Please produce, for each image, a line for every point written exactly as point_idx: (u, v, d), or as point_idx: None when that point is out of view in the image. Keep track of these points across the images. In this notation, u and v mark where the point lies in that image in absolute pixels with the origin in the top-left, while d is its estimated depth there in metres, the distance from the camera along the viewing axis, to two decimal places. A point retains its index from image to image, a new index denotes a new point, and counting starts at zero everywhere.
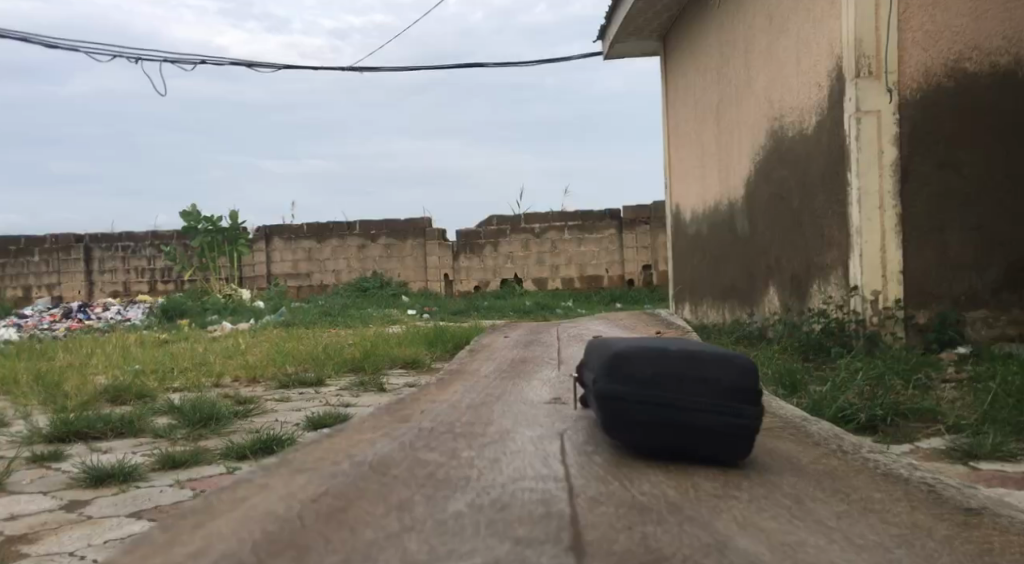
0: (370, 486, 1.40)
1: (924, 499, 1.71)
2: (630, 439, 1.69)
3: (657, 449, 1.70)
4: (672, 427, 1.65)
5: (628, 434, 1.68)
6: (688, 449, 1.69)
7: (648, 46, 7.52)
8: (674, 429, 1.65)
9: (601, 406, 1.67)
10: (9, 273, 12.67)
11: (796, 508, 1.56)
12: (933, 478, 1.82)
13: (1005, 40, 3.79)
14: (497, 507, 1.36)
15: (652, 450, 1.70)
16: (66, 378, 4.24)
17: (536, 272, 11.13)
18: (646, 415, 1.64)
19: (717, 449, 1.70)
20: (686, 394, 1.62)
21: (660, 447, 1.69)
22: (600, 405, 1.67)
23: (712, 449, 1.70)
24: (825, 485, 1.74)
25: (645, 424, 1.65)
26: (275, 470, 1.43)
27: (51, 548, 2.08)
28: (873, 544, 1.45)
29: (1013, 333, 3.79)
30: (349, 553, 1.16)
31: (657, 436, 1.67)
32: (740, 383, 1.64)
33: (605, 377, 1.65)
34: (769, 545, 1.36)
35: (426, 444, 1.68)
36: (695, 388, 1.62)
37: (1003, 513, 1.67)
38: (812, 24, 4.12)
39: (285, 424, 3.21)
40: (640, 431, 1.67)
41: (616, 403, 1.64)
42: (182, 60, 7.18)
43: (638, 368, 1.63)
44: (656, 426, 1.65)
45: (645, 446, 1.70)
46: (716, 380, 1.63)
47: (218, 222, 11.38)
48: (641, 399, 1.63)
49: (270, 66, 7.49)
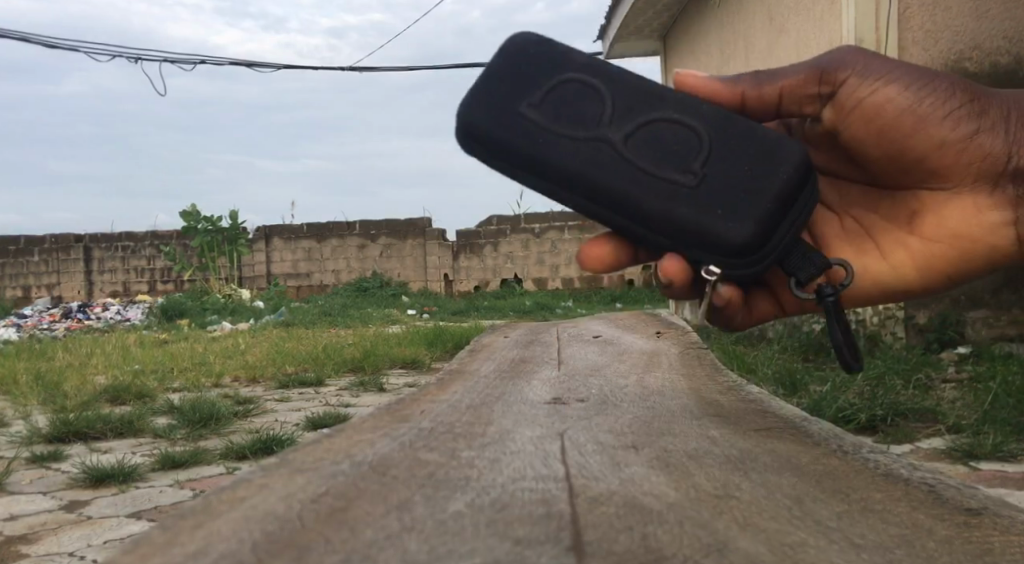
0: (370, 485, 1.31)
1: (923, 498, 1.42)
2: (758, 165, 1.23)
3: (692, 131, 1.24)
4: (668, 174, 1.21)
5: (725, 183, 1.21)
6: (645, 108, 1.25)
7: (647, 45, 7.54)
8: (666, 172, 1.21)
9: (774, 243, 1.23)
10: (9, 273, 12.63)
11: (798, 507, 1.33)
12: (935, 477, 1.51)
13: (1006, 39, 3.73)
14: (497, 507, 1.24)
15: (711, 143, 1.24)
16: (66, 378, 4.25)
17: (535, 272, 11.15)
18: (654, 189, 1.20)
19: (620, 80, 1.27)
20: (545, 189, 1.24)
21: (681, 125, 1.25)
22: (766, 255, 1.23)
23: (611, 79, 1.27)
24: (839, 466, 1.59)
25: (657, 183, 1.20)
26: (274, 470, 1.36)
27: (52, 547, 2.08)
28: (893, 538, 1.25)
29: (1013, 333, 3.73)
30: (349, 553, 1.06)
31: (640, 153, 1.22)
32: (470, 112, 1.26)
33: (693, 253, 1.23)
34: (769, 545, 1.16)
35: (426, 444, 1.62)
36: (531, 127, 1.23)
37: (1006, 513, 1.36)
38: (812, 25, 4.17)
39: (285, 423, 3.22)
40: (701, 183, 1.21)
41: (713, 242, 1.21)
42: (183, 60, 10.05)
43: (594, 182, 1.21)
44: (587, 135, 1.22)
45: (724, 142, 1.24)
46: (486, 148, 1.26)
47: (218, 222, 11.55)
48: (635, 215, 1.22)
49: (261, 59, 9.73)
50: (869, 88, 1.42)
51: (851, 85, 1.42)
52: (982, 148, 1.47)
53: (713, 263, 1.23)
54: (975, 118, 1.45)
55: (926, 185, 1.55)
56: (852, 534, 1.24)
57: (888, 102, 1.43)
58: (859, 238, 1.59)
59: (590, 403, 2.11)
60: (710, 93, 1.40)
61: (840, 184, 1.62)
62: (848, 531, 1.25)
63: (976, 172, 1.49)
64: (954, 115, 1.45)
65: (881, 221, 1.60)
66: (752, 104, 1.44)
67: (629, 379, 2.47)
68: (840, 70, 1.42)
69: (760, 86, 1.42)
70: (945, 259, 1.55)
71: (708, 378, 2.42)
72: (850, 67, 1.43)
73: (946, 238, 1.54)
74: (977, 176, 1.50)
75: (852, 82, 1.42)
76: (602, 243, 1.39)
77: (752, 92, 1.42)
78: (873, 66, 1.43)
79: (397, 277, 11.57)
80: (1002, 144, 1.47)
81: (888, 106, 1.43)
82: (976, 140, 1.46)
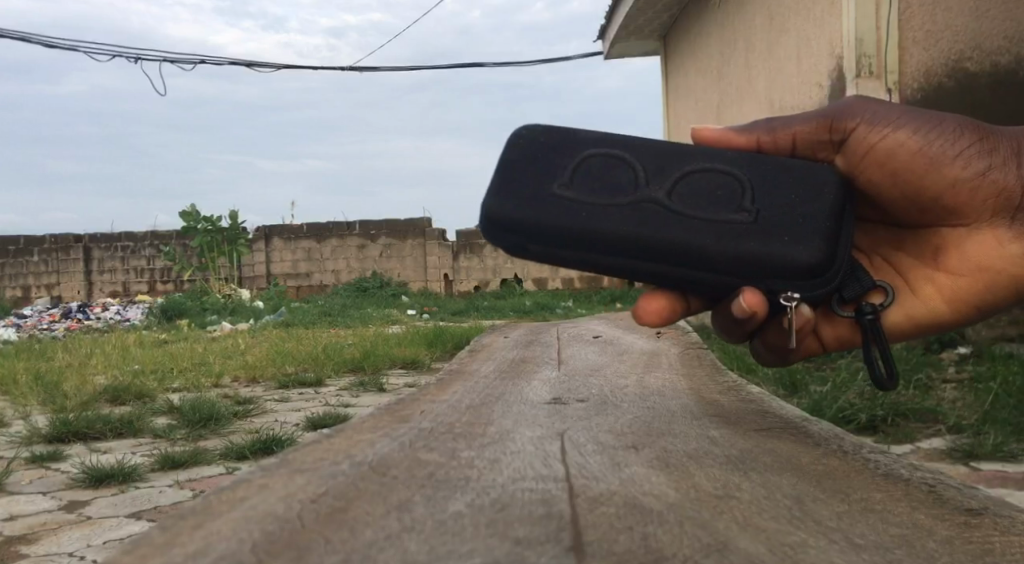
0: (370, 485, 1.31)
1: (924, 498, 1.42)
2: (802, 192, 1.30)
3: (728, 175, 1.30)
4: (719, 217, 1.25)
5: (775, 218, 1.27)
6: (675, 162, 1.30)
7: (647, 45, 7.54)
8: (717, 215, 1.25)
9: (840, 258, 1.29)
10: (9, 273, 12.62)
11: (798, 507, 1.33)
12: (936, 477, 1.51)
13: (1006, 39, 3.74)
14: (497, 507, 1.24)
15: (749, 184, 1.29)
16: (66, 378, 4.25)
17: (535, 272, 11.15)
18: (716, 233, 1.24)
19: (643, 141, 1.32)
20: (602, 259, 1.26)
21: (715, 172, 1.30)
22: (836, 271, 1.29)
23: (631, 145, 1.31)
24: (839, 466, 1.59)
25: (716, 226, 1.25)
26: (274, 470, 1.36)
27: (52, 548, 2.08)
28: (895, 538, 1.24)
29: (1013, 334, 3.73)
30: (349, 552, 1.06)
31: (688, 203, 1.26)
32: (500, 206, 1.28)
33: (770, 283, 1.27)
34: (769, 545, 1.16)
35: (426, 444, 1.62)
36: (576, 201, 1.26)
37: (1007, 513, 1.36)
38: (812, 24, 4.15)
39: (285, 423, 3.23)
40: (756, 218, 1.26)
41: (788, 268, 1.25)
42: (182, 60, 10.17)
43: (655, 239, 1.24)
44: (633, 197, 1.26)
45: (761, 179, 1.31)
46: (527, 237, 1.28)
47: (217, 222, 11.56)
48: (700, 262, 1.25)
49: (266, 66, 10.28)
50: (878, 133, 1.48)
51: (860, 131, 1.48)
52: (996, 183, 1.50)
53: (791, 289, 1.27)
54: (986, 155, 1.49)
55: (949, 221, 1.58)
56: (852, 534, 1.24)
57: (898, 145, 1.48)
58: (890, 277, 1.64)
59: (590, 402, 2.10)
60: (726, 141, 1.46)
61: (865, 227, 1.67)
62: (849, 531, 1.25)
63: (994, 207, 1.53)
64: (964, 153, 1.49)
65: (910, 260, 1.63)
66: (767, 150, 1.49)
67: (629, 380, 2.47)
68: (848, 119, 1.49)
69: (772, 131, 1.48)
70: (973, 294, 1.58)
71: (708, 378, 2.42)
72: (858, 116, 1.50)
73: (972, 270, 1.57)
74: (996, 210, 1.53)
75: (860, 129, 1.49)
76: (659, 297, 1.42)
77: (768, 141, 1.48)
78: (879, 114, 1.50)
79: (397, 277, 11.57)
80: (1018, 178, 1.50)
81: (898, 149, 1.48)
82: (988, 177, 1.50)
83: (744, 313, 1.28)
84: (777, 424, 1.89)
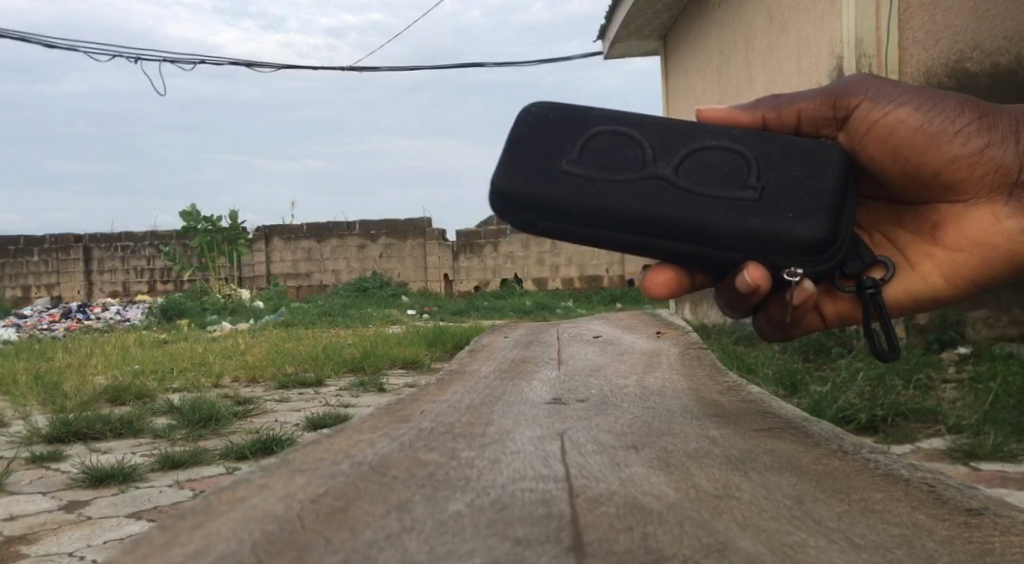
0: (370, 485, 1.31)
1: (924, 498, 1.41)
2: (805, 170, 1.31)
3: (733, 153, 1.31)
4: (725, 193, 1.26)
5: (780, 194, 1.27)
6: (682, 141, 1.31)
7: (648, 45, 7.54)
8: (724, 192, 1.26)
9: (843, 236, 1.29)
10: (9, 273, 12.63)
11: (798, 507, 1.33)
12: (936, 477, 1.51)
13: (1006, 39, 3.72)
14: (497, 507, 1.24)
15: (754, 163, 1.30)
16: (66, 378, 4.25)
17: (535, 272, 11.14)
18: (724, 209, 1.24)
19: (650, 121, 1.33)
20: (608, 235, 1.26)
21: (721, 150, 1.31)
22: (839, 249, 1.29)
23: (637, 124, 1.32)
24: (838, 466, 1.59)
25: (723, 202, 1.25)
26: (274, 470, 1.36)
27: (51, 547, 2.08)
28: (895, 538, 1.24)
29: (1013, 334, 3.72)
30: (349, 553, 1.06)
31: (694, 180, 1.27)
32: (509, 181, 1.28)
33: (774, 258, 1.27)
34: (769, 545, 1.16)
35: (426, 444, 1.62)
36: (583, 177, 1.26)
37: (1006, 512, 1.36)
38: (812, 25, 4.16)
39: (285, 423, 3.23)
40: (761, 195, 1.27)
41: (794, 244, 1.25)
42: (181, 60, 9.66)
43: (664, 214, 1.24)
44: (640, 172, 1.26)
45: (766, 158, 1.32)
46: (535, 213, 1.28)
47: (217, 222, 11.55)
48: (707, 238, 1.25)
49: (267, 65, 9.89)
50: (881, 110, 1.49)
51: (863, 108, 1.50)
52: (995, 160, 1.51)
53: (795, 265, 1.27)
54: (984, 132, 1.51)
55: (948, 197, 1.59)
56: (851, 534, 1.24)
57: (900, 121, 1.49)
58: (889, 253, 1.63)
59: (590, 402, 2.10)
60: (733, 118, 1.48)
61: (866, 205, 1.67)
62: (848, 531, 1.25)
63: (991, 184, 1.54)
64: (964, 130, 1.50)
65: (909, 236, 1.63)
66: (773, 126, 1.51)
67: (629, 379, 2.47)
68: (851, 97, 1.50)
69: (777, 108, 1.50)
70: (969, 269, 1.58)
71: (708, 378, 2.42)
72: (861, 94, 1.51)
73: (970, 246, 1.57)
74: (994, 185, 1.54)
75: (863, 106, 1.50)
76: (665, 270, 1.39)
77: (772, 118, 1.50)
78: (882, 92, 1.51)
79: (397, 277, 11.57)
80: (1016, 155, 1.51)
81: (900, 125, 1.48)
82: (987, 153, 1.51)
83: (748, 287, 1.27)
84: (777, 424, 1.89)
